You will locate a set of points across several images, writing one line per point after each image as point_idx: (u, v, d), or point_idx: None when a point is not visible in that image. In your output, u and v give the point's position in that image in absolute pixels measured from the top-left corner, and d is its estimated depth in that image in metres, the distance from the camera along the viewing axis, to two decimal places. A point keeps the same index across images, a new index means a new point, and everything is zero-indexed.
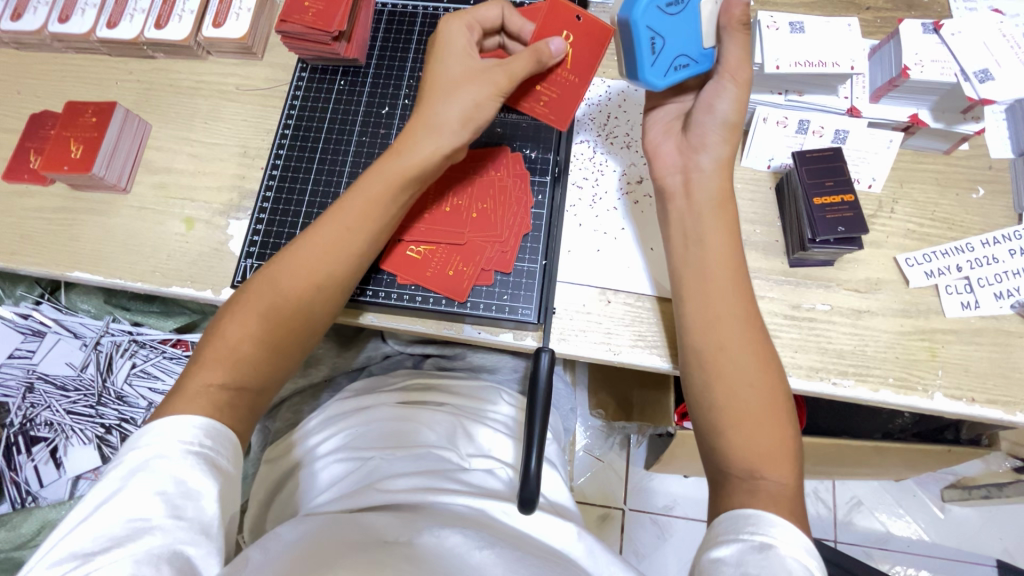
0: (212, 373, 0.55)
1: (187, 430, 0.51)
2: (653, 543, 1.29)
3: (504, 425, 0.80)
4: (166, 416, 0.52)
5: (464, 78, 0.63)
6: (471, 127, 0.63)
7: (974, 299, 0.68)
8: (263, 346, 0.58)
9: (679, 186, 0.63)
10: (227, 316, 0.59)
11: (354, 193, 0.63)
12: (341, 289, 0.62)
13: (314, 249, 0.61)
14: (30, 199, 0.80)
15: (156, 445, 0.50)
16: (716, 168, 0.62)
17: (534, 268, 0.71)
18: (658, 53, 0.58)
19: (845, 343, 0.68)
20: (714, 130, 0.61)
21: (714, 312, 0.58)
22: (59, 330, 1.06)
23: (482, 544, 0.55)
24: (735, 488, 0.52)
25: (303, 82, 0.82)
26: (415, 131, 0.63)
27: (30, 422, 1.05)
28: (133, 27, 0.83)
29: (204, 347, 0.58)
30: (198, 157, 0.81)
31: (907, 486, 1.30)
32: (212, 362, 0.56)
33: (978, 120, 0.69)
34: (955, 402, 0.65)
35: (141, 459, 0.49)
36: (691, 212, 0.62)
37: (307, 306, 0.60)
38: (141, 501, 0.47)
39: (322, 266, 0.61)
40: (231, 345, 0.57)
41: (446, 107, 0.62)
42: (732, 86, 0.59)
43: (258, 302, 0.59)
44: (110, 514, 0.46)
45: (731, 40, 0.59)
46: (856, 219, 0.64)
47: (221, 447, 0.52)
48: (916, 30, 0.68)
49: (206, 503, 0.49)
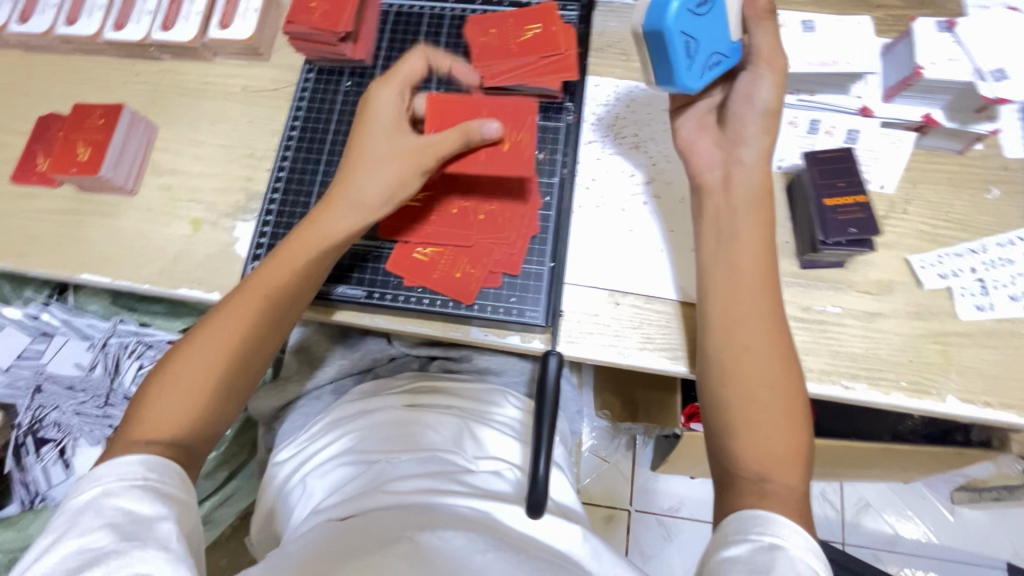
0: (147, 433, 0.54)
1: (127, 464, 0.51)
2: (659, 544, 1.29)
3: (510, 427, 0.80)
4: (105, 463, 0.52)
5: (389, 153, 0.65)
6: (394, 203, 0.65)
7: (989, 301, 0.67)
8: (193, 407, 0.56)
9: (718, 181, 0.63)
10: (154, 383, 0.57)
11: (289, 244, 0.64)
12: (270, 339, 0.62)
13: (246, 300, 0.61)
14: (39, 200, 0.80)
15: (99, 484, 0.50)
16: (758, 161, 0.62)
17: (542, 270, 0.71)
18: (693, 56, 0.58)
19: (857, 345, 0.67)
20: (756, 119, 0.62)
21: (740, 311, 0.58)
22: (68, 331, 1.08)
23: (486, 548, 0.54)
24: (744, 490, 0.51)
25: (310, 82, 0.82)
26: (348, 186, 0.65)
27: (39, 423, 1.04)
28: (140, 28, 0.83)
29: (133, 410, 0.56)
30: (204, 158, 0.81)
31: (915, 487, 1.29)
32: (144, 420, 0.55)
33: (993, 118, 0.68)
34: (968, 405, 0.65)
35: (87, 498, 0.49)
36: (728, 208, 0.61)
37: (239, 355, 0.59)
38: (90, 533, 0.46)
39: (248, 317, 0.60)
40: (165, 401, 0.56)
41: (372, 176, 0.65)
42: (768, 73, 0.61)
43: (185, 356, 0.58)
44: (63, 550, 0.46)
45: (760, 29, 0.61)
46: (867, 220, 0.64)
47: (165, 477, 0.52)
48: (929, 28, 0.67)
49: (160, 523, 0.48)
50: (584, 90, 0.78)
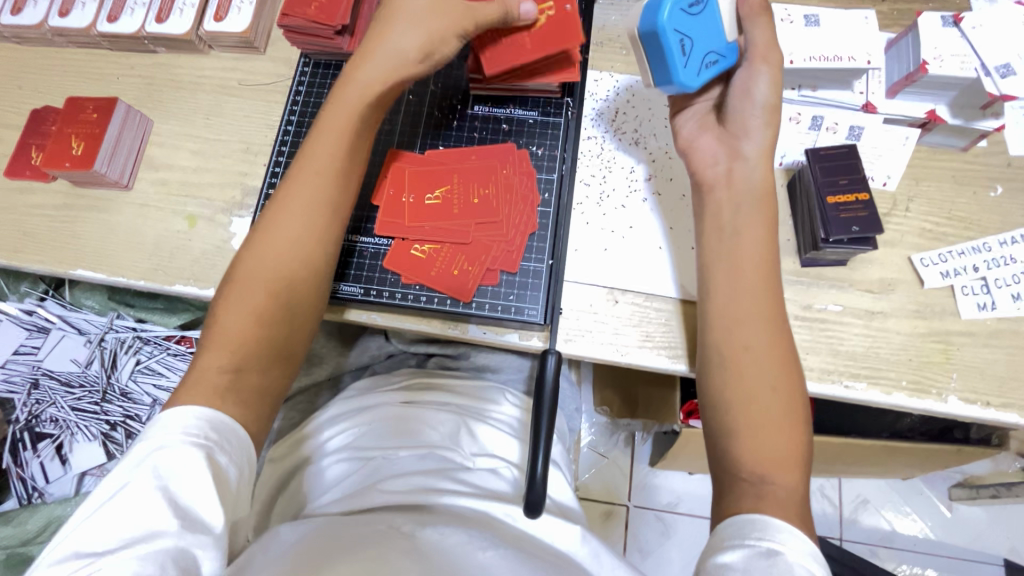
0: (220, 357, 0.55)
1: (188, 422, 0.50)
2: (657, 540, 1.29)
3: (508, 425, 0.79)
4: (175, 406, 0.52)
5: (426, 14, 0.65)
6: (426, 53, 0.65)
7: (991, 300, 0.66)
8: (260, 319, 0.58)
9: (721, 176, 0.62)
10: (225, 299, 0.59)
11: (322, 134, 0.64)
12: (321, 241, 0.62)
13: (288, 212, 0.61)
14: (33, 196, 0.80)
15: (160, 439, 0.49)
16: (760, 157, 0.60)
17: (541, 268, 0.70)
18: (688, 53, 0.58)
19: (858, 344, 0.66)
20: (756, 115, 0.60)
21: (742, 309, 0.57)
22: (64, 327, 1.06)
23: (486, 545, 0.54)
24: (744, 492, 0.51)
25: (307, 76, 0.81)
26: (369, 62, 0.65)
27: (36, 418, 1.05)
28: (134, 21, 0.82)
29: (206, 333, 0.58)
30: (200, 153, 0.80)
31: (915, 484, 1.29)
32: (214, 343, 0.56)
33: (998, 116, 0.67)
34: (969, 405, 0.64)
35: (144, 454, 0.48)
36: (732, 203, 0.61)
37: (295, 262, 0.60)
38: (144, 498, 0.45)
39: (292, 228, 0.61)
40: (230, 327, 0.57)
41: (402, 36, 0.65)
42: (766, 69, 0.59)
43: (246, 272, 0.59)
44: (116, 509, 0.45)
45: (753, 25, 0.59)
46: (870, 218, 0.63)
47: (223, 441, 0.51)
48: (935, 24, 0.66)
49: (210, 503, 0.47)
50: (584, 85, 0.77)
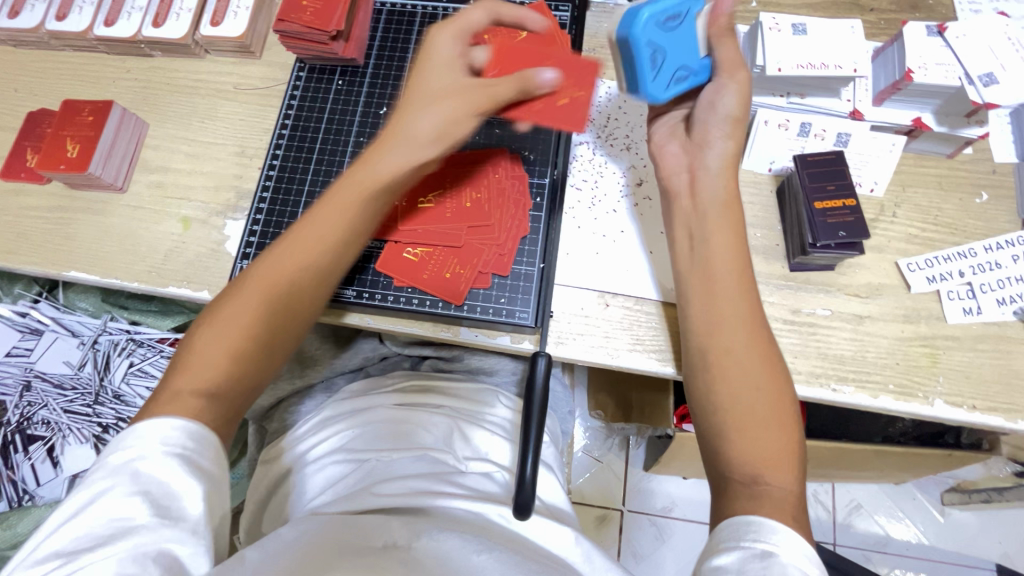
0: (185, 384, 0.53)
1: (168, 431, 0.49)
2: (651, 544, 1.29)
3: (501, 426, 0.80)
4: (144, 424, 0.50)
5: (446, 93, 0.63)
6: (444, 141, 0.62)
7: (977, 305, 0.67)
8: (235, 355, 0.56)
9: (684, 186, 0.63)
10: (197, 328, 0.57)
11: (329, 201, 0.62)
12: (309, 300, 0.61)
13: (279, 264, 0.59)
14: (27, 197, 0.80)
15: (138, 447, 0.48)
16: (721, 167, 0.62)
17: (532, 271, 0.70)
18: (658, 68, 0.60)
19: (846, 348, 0.67)
20: (719, 125, 0.61)
21: (718, 316, 0.58)
22: (57, 329, 1.06)
23: (479, 548, 0.54)
24: (737, 494, 0.52)
25: (301, 81, 0.82)
26: (388, 140, 0.63)
27: (27, 420, 1.04)
28: (131, 25, 0.83)
29: (178, 358, 0.56)
30: (195, 156, 0.80)
31: (906, 489, 1.30)
32: (189, 370, 0.54)
33: (983, 123, 0.68)
34: (956, 409, 0.65)
35: (121, 461, 0.48)
36: (696, 213, 0.61)
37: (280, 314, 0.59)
38: (124, 503, 0.45)
39: (286, 275, 0.59)
40: (202, 358, 0.55)
41: (419, 118, 0.62)
42: (733, 83, 0.61)
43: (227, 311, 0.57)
44: (96, 513, 0.45)
45: (721, 45, 0.61)
46: (856, 224, 0.64)
47: (203, 448, 0.50)
48: (920, 33, 0.67)
49: (192, 502, 0.47)
50: None
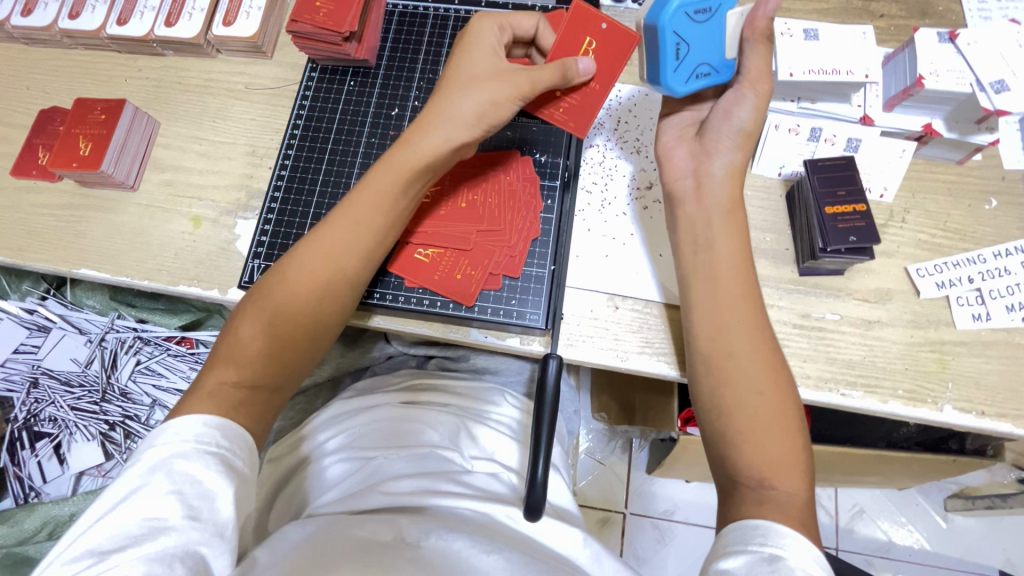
0: (225, 372, 0.56)
1: (200, 428, 0.51)
2: (654, 548, 1.29)
3: (508, 427, 0.79)
4: (184, 414, 0.52)
5: (485, 76, 0.62)
6: (483, 123, 0.61)
7: (986, 311, 0.67)
8: (271, 343, 0.57)
9: (690, 189, 0.63)
10: (239, 318, 0.59)
11: (364, 187, 0.62)
12: (349, 285, 0.61)
13: (314, 255, 0.60)
14: (39, 194, 0.80)
15: (174, 444, 0.49)
16: (726, 175, 0.62)
17: (542, 274, 0.71)
18: (681, 60, 0.59)
19: (855, 353, 0.67)
20: (730, 136, 0.61)
21: (723, 320, 0.58)
22: (64, 326, 1.06)
23: (490, 548, 0.54)
24: (745, 498, 0.52)
25: (313, 82, 0.82)
26: (428, 121, 0.62)
27: (34, 417, 1.05)
28: (143, 24, 0.83)
29: (221, 347, 0.58)
30: (206, 155, 0.81)
31: (909, 495, 1.30)
32: (228, 362, 0.56)
33: (993, 131, 0.68)
34: (964, 414, 0.65)
35: (159, 458, 0.48)
36: (699, 217, 0.62)
37: (311, 308, 0.59)
38: (157, 500, 0.46)
39: (324, 261, 0.60)
40: (242, 342, 0.57)
41: (460, 98, 0.61)
42: (752, 96, 0.59)
43: (265, 301, 0.59)
44: (128, 511, 0.45)
45: (751, 52, 0.58)
46: (867, 229, 0.64)
47: (237, 448, 0.52)
48: (931, 39, 0.67)
49: (224, 504, 0.48)
50: None
